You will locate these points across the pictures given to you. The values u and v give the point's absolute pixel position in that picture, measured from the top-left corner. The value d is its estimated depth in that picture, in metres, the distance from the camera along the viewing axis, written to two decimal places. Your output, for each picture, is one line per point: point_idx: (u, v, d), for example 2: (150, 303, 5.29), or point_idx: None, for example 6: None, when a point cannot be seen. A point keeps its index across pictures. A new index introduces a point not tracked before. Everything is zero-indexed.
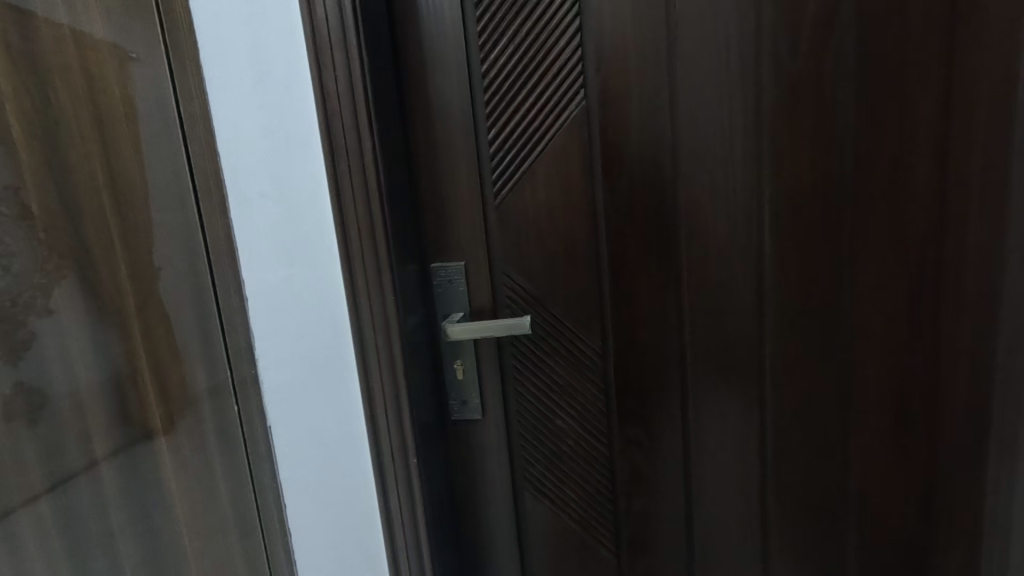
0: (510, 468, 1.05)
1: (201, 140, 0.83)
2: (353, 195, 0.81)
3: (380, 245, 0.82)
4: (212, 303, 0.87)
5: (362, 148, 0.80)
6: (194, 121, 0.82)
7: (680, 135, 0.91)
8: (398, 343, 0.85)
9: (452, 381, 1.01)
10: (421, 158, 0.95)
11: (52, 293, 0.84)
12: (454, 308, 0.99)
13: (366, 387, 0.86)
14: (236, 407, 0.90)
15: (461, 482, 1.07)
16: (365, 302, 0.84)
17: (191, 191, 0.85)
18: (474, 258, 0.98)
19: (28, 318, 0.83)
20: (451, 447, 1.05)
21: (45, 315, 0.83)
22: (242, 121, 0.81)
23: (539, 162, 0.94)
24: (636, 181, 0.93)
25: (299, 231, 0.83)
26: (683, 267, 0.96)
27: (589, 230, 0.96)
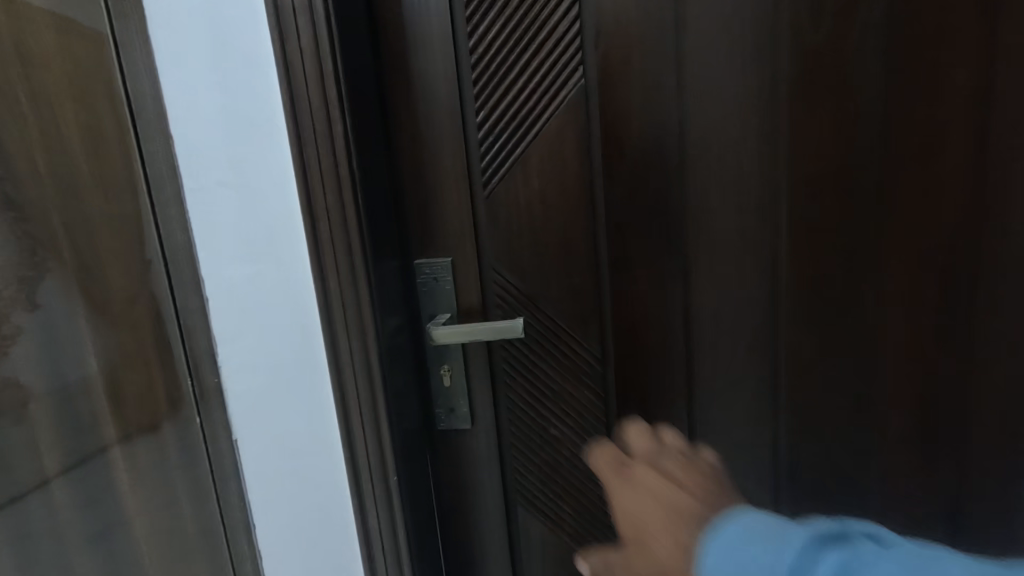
0: (501, 480, 0.97)
1: (150, 121, 0.74)
2: (324, 184, 0.72)
3: (354, 240, 0.74)
4: (171, 309, 0.80)
5: (332, 131, 0.71)
6: (143, 100, 0.73)
7: (687, 119, 0.83)
8: (375, 348, 0.77)
9: (438, 388, 0.93)
10: (403, 143, 0.86)
11: (38, 289, 0.82)
12: (440, 309, 0.91)
13: (340, 396, 0.79)
14: (197, 418, 0.82)
15: (448, 495, 0.99)
16: (337, 303, 0.75)
17: (144, 180, 0.77)
18: (461, 253, 0.89)
19: (15, 312, 0.82)
20: (437, 458, 0.98)
21: (32, 309, 0.82)
22: (197, 100, 0.72)
23: (532, 147, 0.85)
24: (639, 169, 0.85)
25: (264, 225, 0.74)
26: (690, 264, 0.87)
27: (587, 223, 0.87)
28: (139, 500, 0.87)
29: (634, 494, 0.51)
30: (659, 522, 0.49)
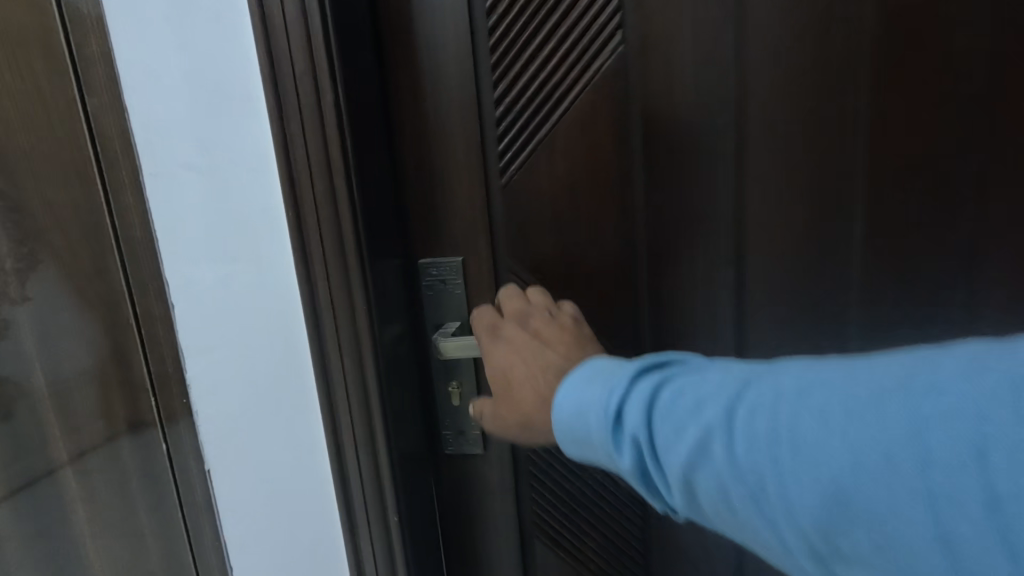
0: (516, 511, 0.85)
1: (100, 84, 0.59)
2: (313, 168, 0.60)
3: (347, 237, 0.61)
4: (130, 315, 0.67)
5: (320, 107, 0.60)
6: (92, 60, 0.58)
7: (744, 95, 0.70)
8: (373, 365, 0.65)
9: (445, 406, 0.81)
10: (406, 122, 0.74)
11: (29, 280, 0.67)
12: (448, 316, 0.78)
13: (331, 419, 0.67)
14: (165, 444, 0.69)
15: (452, 524, 0.87)
16: (327, 311, 0.63)
17: (92, 160, 0.62)
18: (473, 252, 0.77)
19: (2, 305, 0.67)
20: (442, 485, 0.86)
21: (21, 302, 0.67)
22: (154, 60, 0.58)
23: (559, 127, 0.72)
24: (684, 154, 0.72)
25: (238, 218, 0.62)
26: (741, 268, 0.75)
27: (621, 218, 0.75)
28: (93, 533, 0.74)
29: (504, 349, 0.61)
30: (517, 373, 0.57)
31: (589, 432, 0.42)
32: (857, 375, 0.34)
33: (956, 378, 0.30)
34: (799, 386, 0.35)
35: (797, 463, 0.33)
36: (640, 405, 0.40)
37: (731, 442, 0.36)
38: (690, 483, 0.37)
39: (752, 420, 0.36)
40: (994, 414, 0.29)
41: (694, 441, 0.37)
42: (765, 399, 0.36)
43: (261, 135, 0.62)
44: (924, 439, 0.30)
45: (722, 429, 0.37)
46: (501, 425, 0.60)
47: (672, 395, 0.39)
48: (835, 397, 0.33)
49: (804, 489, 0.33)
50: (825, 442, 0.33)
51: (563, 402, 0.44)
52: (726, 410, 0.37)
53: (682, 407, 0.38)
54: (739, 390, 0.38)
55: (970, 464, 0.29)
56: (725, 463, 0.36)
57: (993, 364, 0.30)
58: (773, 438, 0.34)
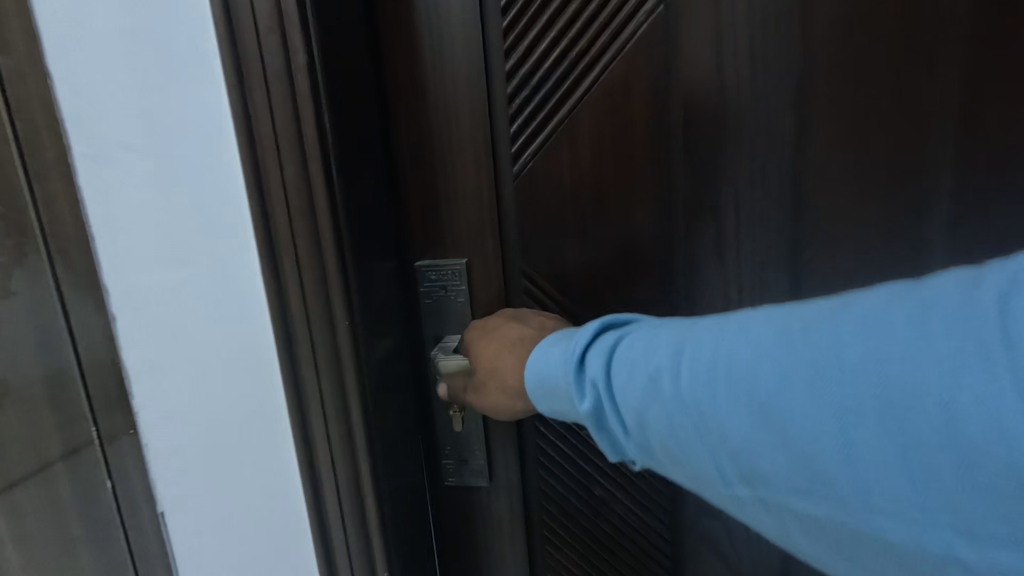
0: (526, 550, 0.74)
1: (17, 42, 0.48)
2: (284, 150, 0.48)
3: (325, 237, 0.49)
4: (64, 329, 0.55)
5: (291, 71, 0.46)
6: (6, 12, 0.48)
7: (806, 69, 0.58)
8: (357, 395, 0.53)
9: (446, 432, 0.70)
10: (402, 99, 0.62)
11: (12, 274, 0.54)
12: (450, 329, 0.67)
13: (306, 459, 0.55)
14: (107, 480, 0.58)
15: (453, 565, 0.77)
16: (302, 329, 0.52)
17: (9, 132, 0.51)
18: (479, 253, 0.66)
19: None
20: (441, 520, 0.75)
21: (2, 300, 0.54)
22: (83, 13, 0.47)
23: (583, 105, 0.61)
24: (732, 139, 0.61)
25: (192, 213, 0.50)
26: (797, 275, 0.63)
27: (655, 215, 0.63)
28: None
29: (487, 323, 0.62)
30: (496, 343, 0.58)
31: (558, 384, 0.42)
32: (799, 308, 0.33)
33: (892, 302, 0.29)
34: (745, 321, 0.34)
35: (729, 393, 0.32)
36: (598, 352, 0.40)
37: (676, 379, 0.35)
38: (644, 422, 0.36)
39: (693, 361, 0.35)
40: (929, 336, 0.27)
41: (642, 381, 0.36)
42: (710, 336, 0.35)
43: (217, 106, 0.48)
44: (843, 363, 0.29)
45: (668, 367, 0.36)
46: (479, 397, 0.60)
47: (626, 341, 0.39)
48: (774, 328, 0.33)
49: (736, 416, 0.32)
50: (765, 375, 0.31)
51: (534, 361, 0.44)
52: (673, 348, 0.36)
53: (633, 351, 0.38)
54: (687, 332, 0.37)
55: (904, 387, 0.27)
56: (669, 400, 0.35)
57: (929, 289, 0.29)
58: (715, 372, 0.33)
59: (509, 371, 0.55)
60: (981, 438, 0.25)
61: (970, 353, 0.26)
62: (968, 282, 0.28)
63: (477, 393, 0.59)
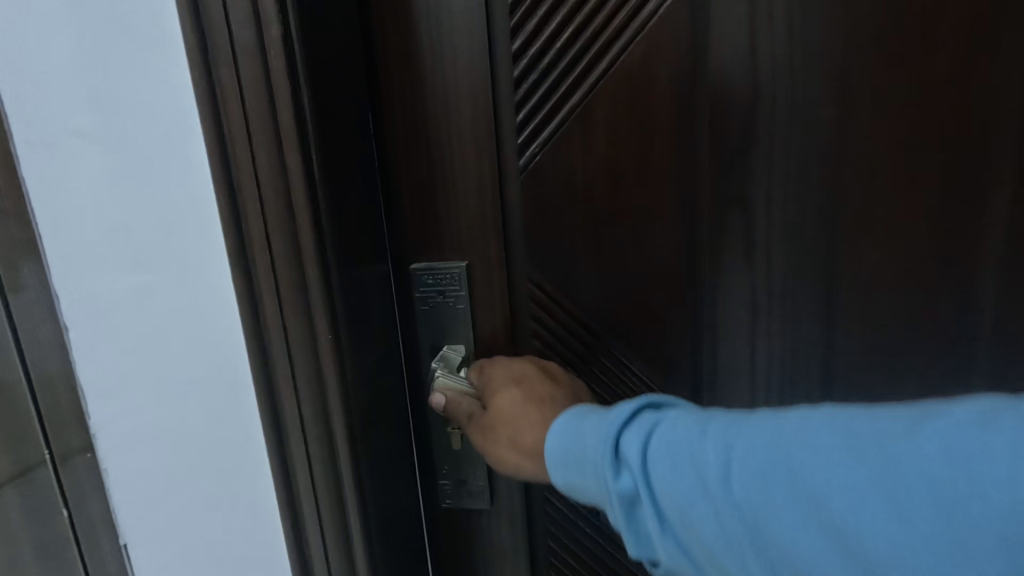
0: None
1: None
2: (256, 138, 0.41)
3: (304, 239, 0.43)
4: (10, 341, 0.48)
5: (263, 46, 0.40)
6: None
7: (849, 51, 0.52)
8: (342, 417, 0.47)
9: (443, 451, 0.64)
10: (396, 82, 0.56)
11: None
12: (448, 338, 0.61)
13: (285, 488, 0.49)
14: (65, 510, 0.51)
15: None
16: (279, 342, 0.45)
17: None
18: (481, 256, 0.59)
19: None
20: (437, 544, 0.69)
21: None
22: None
23: (597, 91, 0.55)
24: (764, 130, 0.54)
25: (154, 208, 0.43)
26: (833, 284, 0.57)
27: (676, 215, 0.57)
28: None
29: (510, 363, 0.56)
30: (522, 393, 0.52)
31: (586, 457, 0.38)
32: (865, 418, 0.30)
33: (976, 428, 0.27)
34: (807, 425, 0.31)
35: (793, 505, 0.30)
36: (636, 440, 0.36)
37: (731, 485, 0.32)
38: (683, 524, 0.33)
39: (748, 460, 0.32)
40: (1020, 474, 0.25)
41: (692, 483, 0.33)
42: (768, 436, 0.32)
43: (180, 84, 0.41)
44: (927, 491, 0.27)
45: (720, 467, 0.32)
46: (472, 429, 0.55)
47: (666, 429, 0.35)
48: (838, 438, 0.30)
49: (799, 532, 0.29)
50: (841, 494, 0.29)
51: (562, 440, 0.40)
52: (726, 448, 0.33)
53: (678, 444, 0.34)
54: (739, 429, 0.33)
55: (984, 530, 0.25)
56: (720, 501, 0.32)
57: (1017, 413, 0.26)
58: (779, 484, 0.30)
59: (528, 431, 0.49)
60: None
61: None
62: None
63: (486, 436, 0.52)
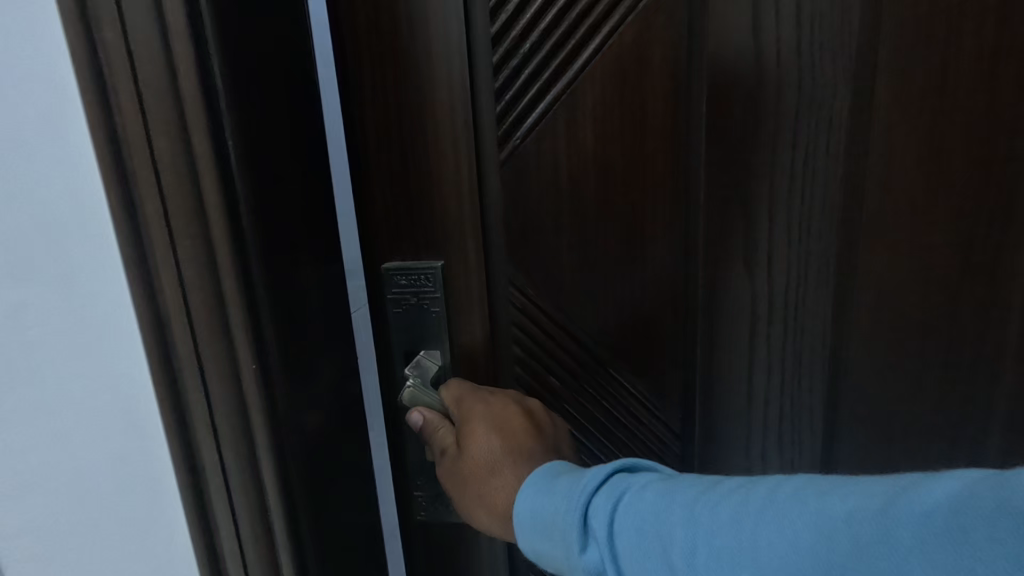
0: None
1: None
2: (159, 135, 0.37)
3: (219, 249, 0.39)
4: None
5: (183, 24, 0.35)
6: None
7: (862, 35, 0.46)
8: (270, 446, 0.43)
9: (418, 461, 0.60)
10: (364, 67, 0.51)
11: None
12: (422, 344, 0.57)
13: (218, 521, 0.44)
14: None
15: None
16: (190, 365, 0.41)
17: None
18: (457, 257, 0.55)
19: None
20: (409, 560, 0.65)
21: None
22: None
23: (585, 79, 0.50)
24: (767, 123, 0.49)
25: (32, 199, 0.39)
26: (841, 293, 0.52)
27: (669, 215, 0.52)
28: None
29: (494, 400, 0.52)
30: (501, 442, 0.48)
31: (554, 523, 0.38)
32: (803, 497, 0.31)
33: (889, 513, 0.27)
34: (754, 505, 0.32)
35: None
36: (601, 510, 0.37)
37: (688, 568, 0.32)
38: None
39: (714, 540, 0.32)
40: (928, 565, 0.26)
41: (652, 560, 0.34)
42: (734, 512, 0.32)
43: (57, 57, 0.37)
44: None
45: (684, 545, 0.33)
46: (443, 464, 0.51)
47: (628, 501, 0.36)
48: (808, 522, 0.30)
49: None
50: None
51: (533, 505, 0.40)
52: (682, 525, 0.33)
53: (638, 518, 0.35)
54: (696, 503, 0.34)
55: None
56: None
57: (925, 496, 0.27)
58: (729, 569, 0.31)
59: (499, 487, 0.46)
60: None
61: None
62: (968, 493, 0.26)
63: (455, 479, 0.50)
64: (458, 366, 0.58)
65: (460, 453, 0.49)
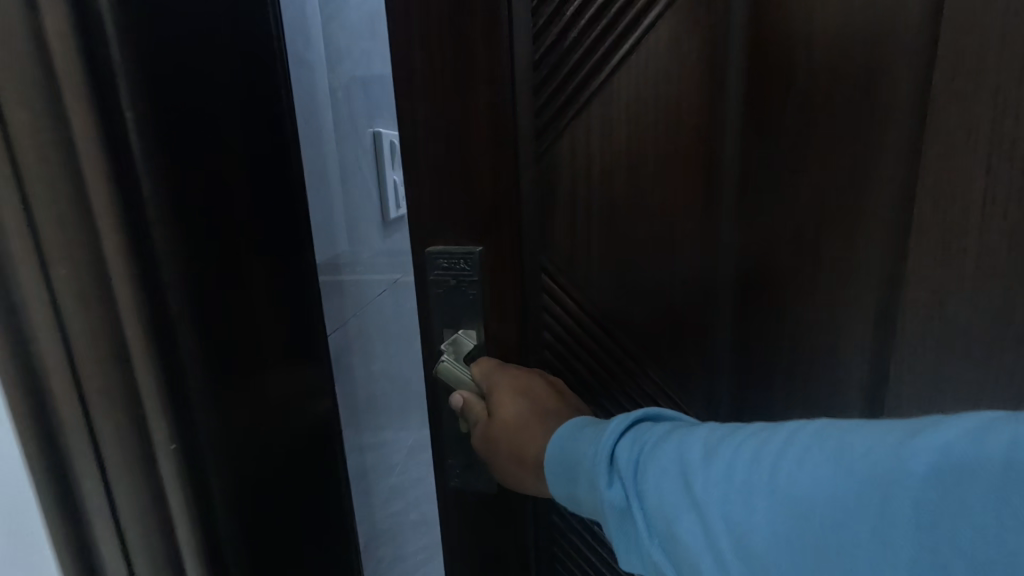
0: (537, 554, 0.70)
1: None
2: (26, 152, 0.31)
3: (116, 270, 0.35)
4: None
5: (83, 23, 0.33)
6: None
7: (920, 29, 0.45)
8: (184, 477, 0.40)
9: (451, 433, 0.65)
10: (411, 74, 0.55)
11: None
12: (455, 327, 0.61)
13: None
14: None
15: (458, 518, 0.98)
16: (75, 429, 0.35)
17: None
18: (493, 246, 0.58)
19: None
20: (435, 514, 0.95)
21: None
22: None
23: (619, 77, 0.52)
24: (805, 121, 0.50)
25: None
26: (879, 294, 0.51)
27: (702, 206, 0.53)
28: None
29: (518, 371, 0.54)
30: (527, 405, 0.50)
31: (585, 459, 0.40)
32: (819, 439, 0.30)
33: (904, 447, 0.26)
34: (771, 445, 0.31)
35: (774, 519, 0.29)
36: (625, 451, 0.38)
37: (706, 496, 0.32)
38: (672, 539, 0.33)
39: (731, 471, 0.31)
40: (941, 492, 0.25)
41: (673, 495, 0.33)
42: (753, 449, 0.32)
43: None
44: (923, 507, 0.25)
45: (704, 475, 0.32)
46: (478, 437, 0.53)
47: (652, 444, 0.37)
48: (822, 453, 0.29)
49: (788, 552, 0.28)
50: (830, 510, 0.27)
51: (563, 447, 0.44)
52: (701, 461, 0.33)
53: (660, 456, 0.35)
54: (716, 443, 0.34)
55: (979, 548, 0.23)
56: (711, 514, 0.31)
57: (943, 431, 0.26)
58: (746, 499, 0.30)
59: (528, 443, 0.48)
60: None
61: None
62: (979, 427, 0.25)
63: (487, 444, 0.52)
64: (491, 347, 0.61)
65: (489, 418, 0.52)
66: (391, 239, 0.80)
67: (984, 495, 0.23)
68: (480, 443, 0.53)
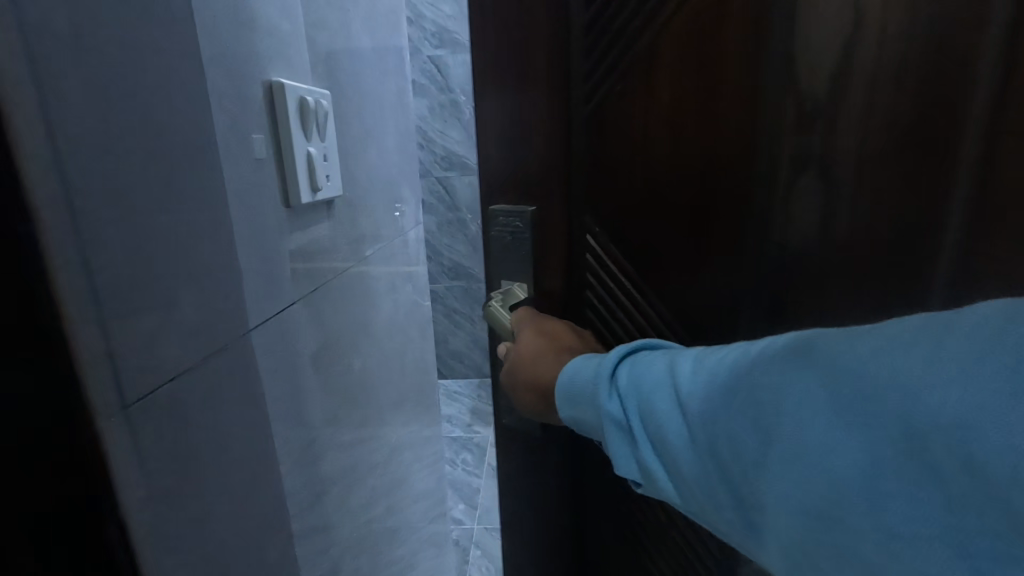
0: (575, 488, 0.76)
1: None
2: None
3: None
4: None
5: None
6: None
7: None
8: None
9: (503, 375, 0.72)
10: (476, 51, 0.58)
11: None
12: (504, 284, 0.64)
13: None
14: None
15: (466, 355, 2.55)
16: None
17: None
18: (549, 208, 0.61)
19: None
20: (434, 505, 1.05)
21: None
22: None
23: (662, 39, 0.54)
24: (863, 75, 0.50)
25: None
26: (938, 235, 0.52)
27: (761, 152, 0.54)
28: None
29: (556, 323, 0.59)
30: (553, 348, 0.55)
31: (593, 381, 0.46)
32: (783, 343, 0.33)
33: (852, 339, 0.29)
34: (744, 352, 0.34)
35: (741, 410, 0.32)
36: (624, 372, 0.43)
37: (686, 393, 0.36)
38: (658, 435, 0.38)
39: (710, 375, 0.35)
40: (879, 370, 0.27)
41: (666, 402, 0.38)
42: (729, 356, 0.35)
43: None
44: (863, 382, 0.27)
45: (687, 381, 0.37)
46: (506, 373, 0.58)
47: (650, 361, 0.42)
48: (784, 353, 0.32)
49: (751, 432, 0.31)
50: (784, 396, 0.30)
51: (572, 373, 0.48)
52: (688, 369, 0.37)
53: (655, 371, 0.40)
54: (703, 355, 0.38)
55: (906, 411, 0.25)
56: (690, 409, 0.36)
57: (888, 327, 0.28)
58: (719, 395, 0.34)
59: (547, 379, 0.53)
60: (963, 474, 0.23)
61: (973, 378, 0.23)
62: (921, 320, 0.27)
63: (511, 380, 0.57)
64: (538, 301, 0.64)
65: (517, 360, 0.56)
66: (303, 227, 0.54)
67: (915, 364, 0.25)
68: (507, 382, 0.59)
